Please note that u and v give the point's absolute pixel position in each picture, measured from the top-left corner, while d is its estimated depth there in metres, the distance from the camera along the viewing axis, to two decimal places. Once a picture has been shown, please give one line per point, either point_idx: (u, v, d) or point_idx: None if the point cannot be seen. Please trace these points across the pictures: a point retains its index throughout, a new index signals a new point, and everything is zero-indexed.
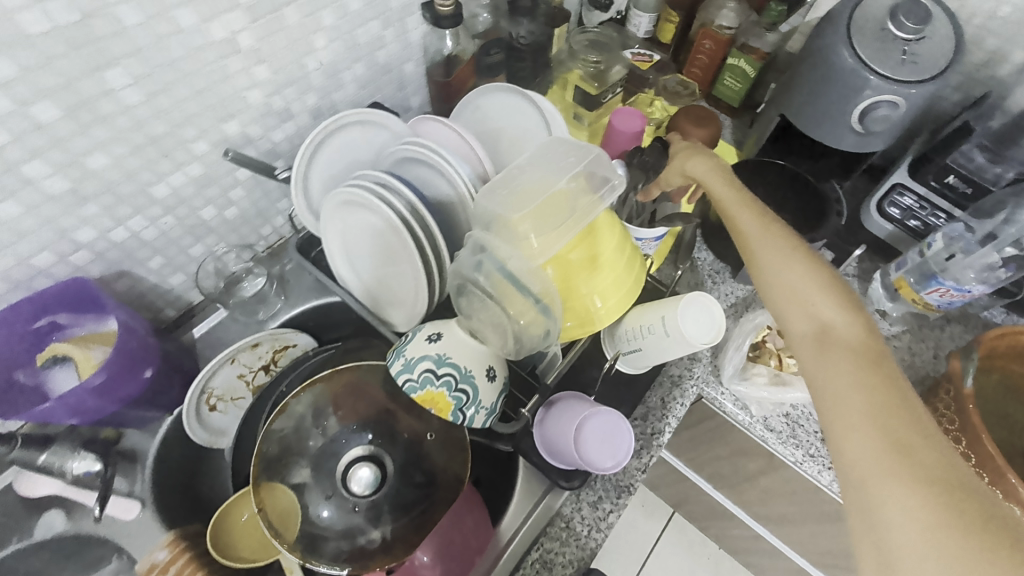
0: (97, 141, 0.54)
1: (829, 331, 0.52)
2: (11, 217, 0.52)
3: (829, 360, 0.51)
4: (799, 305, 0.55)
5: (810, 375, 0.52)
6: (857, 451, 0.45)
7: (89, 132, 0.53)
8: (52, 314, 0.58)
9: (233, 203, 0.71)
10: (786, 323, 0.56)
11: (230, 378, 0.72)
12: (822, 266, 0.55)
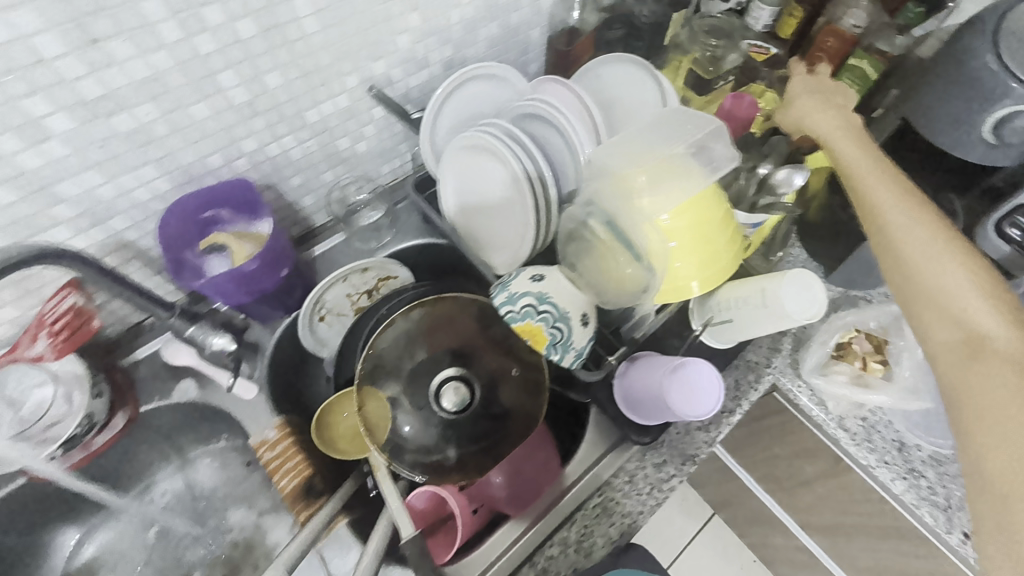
0: (277, 62, 0.61)
1: (983, 340, 0.53)
2: (201, 119, 0.60)
3: (980, 368, 0.52)
4: (949, 309, 0.55)
5: (953, 381, 0.53)
6: (1007, 466, 0.48)
7: (273, 53, 0.60)
8: (218, 209, 0.68)
9: (365, 138, 0.78)
10: (927, 321, 0.56)
11: (340, 295, 0.78)
12: (978, 264, 0.55)
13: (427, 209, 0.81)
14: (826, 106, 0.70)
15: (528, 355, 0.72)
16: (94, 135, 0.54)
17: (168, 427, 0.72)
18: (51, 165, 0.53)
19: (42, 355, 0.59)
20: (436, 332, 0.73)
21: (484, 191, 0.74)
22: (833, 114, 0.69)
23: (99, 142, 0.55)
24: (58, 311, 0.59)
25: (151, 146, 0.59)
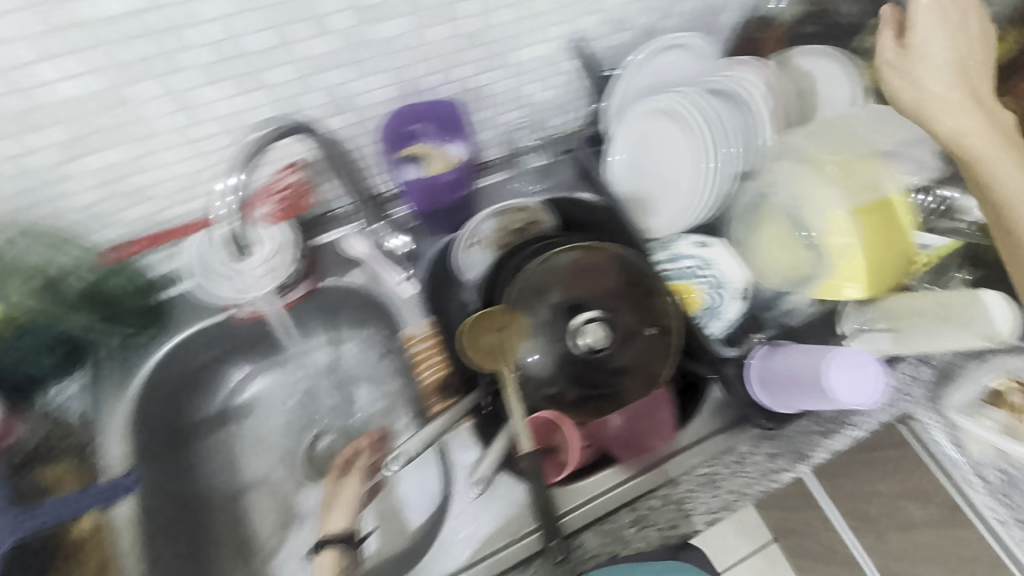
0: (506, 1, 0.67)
1: None
2: (432, 40, 0.66)
3: None
4: None
5: None
6: None
7: None
8: (423, 123, 0.73)
9: (547, 89, 0.83)
10: None
11: (494, 228, 0.80)
12: None
13: (590, 164, 0.85)
14: (943, 64, 0.61)
15: (669, 319, 0.71)
16: (359, 36, 0.61)
17: (331, 307, 0.81)
18: (318, 57, 0.61)
19: (261, 217, 0.68)
20: (580, 276, 0.73)
21: (664, 161, 0.78)
22: (974, 104, 0.59)
23: (360, 44, 0.62)
24: (281, 184, 0.70)
25: (397, 55, 0.66)
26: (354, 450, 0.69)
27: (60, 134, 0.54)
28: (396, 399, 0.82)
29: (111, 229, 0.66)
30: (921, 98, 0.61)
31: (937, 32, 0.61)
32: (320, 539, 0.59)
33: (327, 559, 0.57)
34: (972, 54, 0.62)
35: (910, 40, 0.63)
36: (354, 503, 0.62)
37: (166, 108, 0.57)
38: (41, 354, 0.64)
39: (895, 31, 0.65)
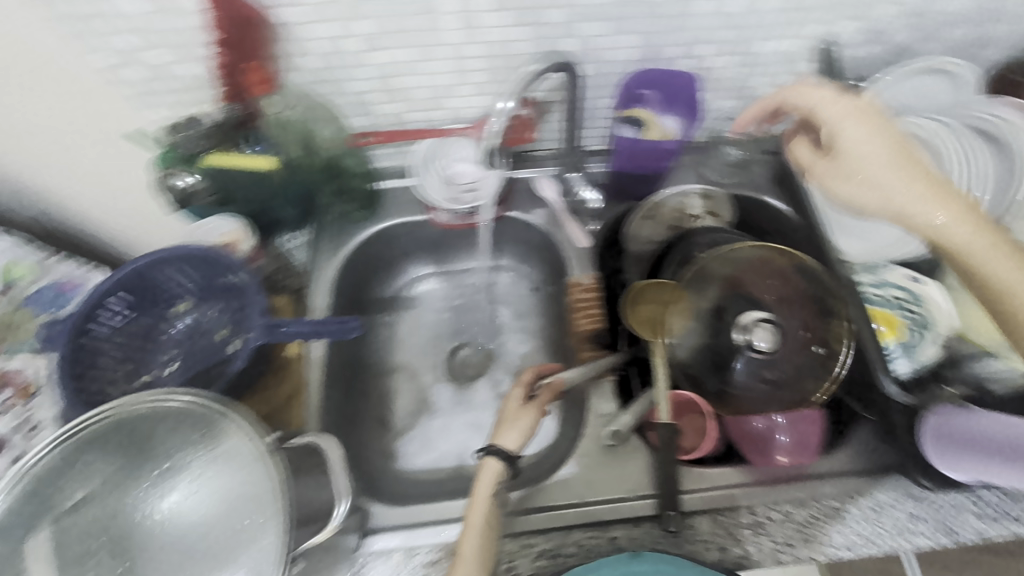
0: None
1: None
2: (693, 13, 0.68)
3: None
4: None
5: None
6: None
7: None
8: (653, 88, 0.76)
9: (775, 86, 0.82)
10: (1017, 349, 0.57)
11: (675, 206, 0.84)
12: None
13: (793, 169, 0.83)
14: (916, 196, 0.60)
15: (836, 342, 0.69)
16: None
17: (504, 237, 0.90)
18: (589, 7, 0.65)
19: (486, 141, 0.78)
20: (752, 274, 0.74)
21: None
22: (871, 176, 0.62)
23: (629, 2, 0.66)
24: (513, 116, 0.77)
25: (655, 21, 0.68)
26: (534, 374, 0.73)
27: (370, 27, 0.63)
28: (534, 336, 0.90)
29: (365, 117, 0.76)
30: (846, 193, 0.64)
31: (873, 129, 0.62)
32: (489, 446, 0.64)
33: (491, 465, 0.63)
34: (875, 154, 0.61)
35: (817, 167, 0.67)
36: (528, 426, 0.66)
37: (455, 23, 0.64)
38: (287, 204, 0.77)
39: (798, 119, 0.68)
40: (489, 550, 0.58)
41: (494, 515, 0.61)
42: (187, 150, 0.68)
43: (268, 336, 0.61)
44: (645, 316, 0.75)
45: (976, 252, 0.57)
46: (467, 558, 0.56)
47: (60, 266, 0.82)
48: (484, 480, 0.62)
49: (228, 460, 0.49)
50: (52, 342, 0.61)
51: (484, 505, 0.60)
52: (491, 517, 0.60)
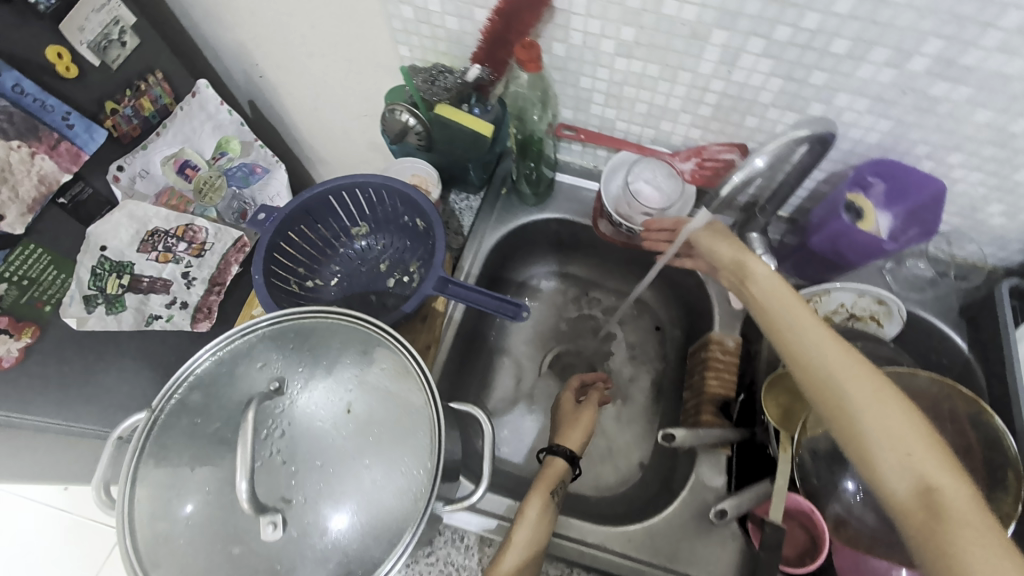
0: None
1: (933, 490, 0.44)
2: (969, 121, 0.61)
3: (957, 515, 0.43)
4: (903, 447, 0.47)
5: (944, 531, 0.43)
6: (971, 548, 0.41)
7: None
8: (888, 181, 0.70)
9: (1016, 219, 0.73)
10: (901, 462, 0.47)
11: (837, 301, 0.81)
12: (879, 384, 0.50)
13: (996, 311, 0.76)
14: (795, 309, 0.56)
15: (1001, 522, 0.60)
16: (914, 83, 0.59)
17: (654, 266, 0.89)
18: (858, 81, 0.60)
19: (682, 173, 0.77)
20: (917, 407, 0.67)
21: None
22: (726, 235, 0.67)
23: (907, 88, 0.60)
24: (717, 157, 0.75)
25: (921, 115, 0.62)
26: (582, 380, 0.82)
27: (629, 35, 0.63)
28: (640, 369, 0.91)
29: (574, 111, 0.77)
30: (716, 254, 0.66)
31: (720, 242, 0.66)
32: (556, 444, 0.69)
33: (558, 463, 0.66)
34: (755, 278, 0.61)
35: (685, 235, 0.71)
36: (589, 427, 0.72)
37: (711, 56, 0.63)
38: (476, 166, 0.79)
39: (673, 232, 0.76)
40: (540, 539, 0.59)
41: (551, 514, 0.62)
42: (424, 94, 0.71)
43: (440, 290, 0.62)
44: (782, 403, 0.68)
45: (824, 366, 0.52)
46: (525, 538, 0.58)
47: (258, 150, 0.92)
48: (549, 473, 0.65)
49: (390, 396, 0.50)
50: (255, 224, 0.66)
51: (548, 494, 0.62)
52: (548, 514, 0.61)
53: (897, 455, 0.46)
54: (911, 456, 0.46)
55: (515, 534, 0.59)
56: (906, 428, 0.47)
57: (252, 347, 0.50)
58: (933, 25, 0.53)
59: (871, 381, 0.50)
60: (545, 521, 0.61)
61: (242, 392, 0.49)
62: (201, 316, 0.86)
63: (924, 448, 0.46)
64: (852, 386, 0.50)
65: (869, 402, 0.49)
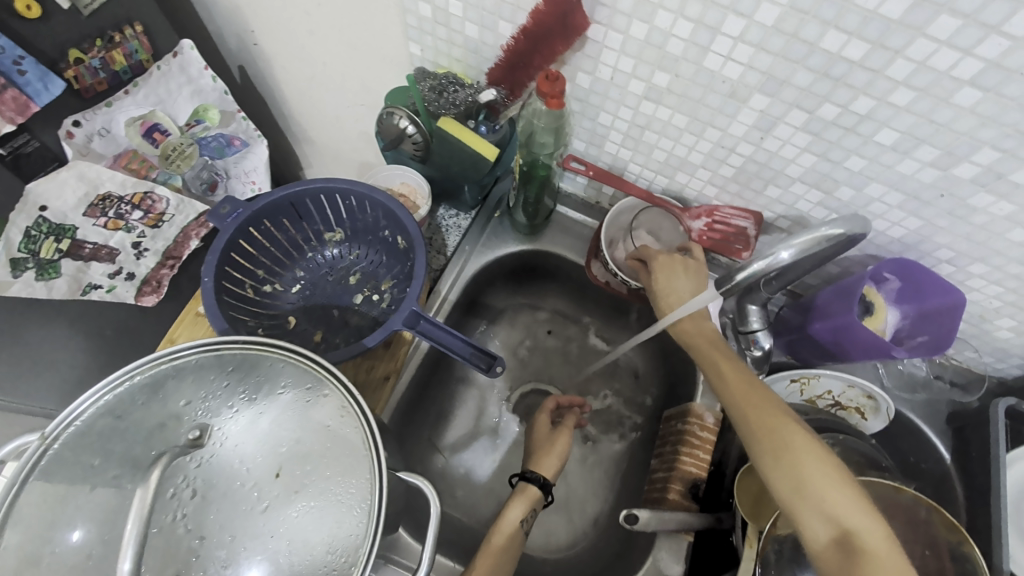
0: None
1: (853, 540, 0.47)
2: (1003, 235, 0.56)
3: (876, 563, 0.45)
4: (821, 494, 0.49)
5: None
6: None
7: None
8: (897, 281, 0.66)
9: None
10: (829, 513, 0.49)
11: (823, 386, 0.76)
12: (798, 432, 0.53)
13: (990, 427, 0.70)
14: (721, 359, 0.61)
15: None
16: (954, 189, 0.54)
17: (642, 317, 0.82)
18: (894, 174, 0.56)
19: (690, 231, 0.72)
20: (894, 522, 0.62)
21: None
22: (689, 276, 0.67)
23: (945, 192, 0.55)
24: (729, 222, 0.70)
25: (953, 220, 0.57)
26: (558, 403, 0.78)
27: (662, 81, 0.57)
28: (609, 422, 0.84)
29: (587, 144, 0.72)
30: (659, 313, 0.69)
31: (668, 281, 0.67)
32: (528, 470, 0.68)
33: (530, 490, 0.66)
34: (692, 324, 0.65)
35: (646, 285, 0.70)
36: (565, 452, 0.70)
37: (746, 119, 0.57)
38: (472, 187, 0.73)
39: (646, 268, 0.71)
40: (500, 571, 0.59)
41: (516, 546, 0.62)
42: (429, 104, 0.64)
43: (409, 325, 0.56)
44: (748, 490, 0.63)
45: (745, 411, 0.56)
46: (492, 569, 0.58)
47: (240, 121, 0.84)
48: (519, 500, 0.65)
49: (329, 449, 0.43)
50: (216, 216, 0.58)
51: (516, 525, 0.62)
52: (515, 539, 0.62)
53: (804, 491, 0.50)
54: (818, 493, 0.49)
55: (482, 563, 0.58)
56: (814, 464, 0.51)
57: (179, 379, 0.43)
58: (990, 136, 0.48)
59: (784, 421, 0.54)
60: (510, 550, 0.61)
61: (156, 433, 0.41)
62: (148, 290, 0.76)
63: (830, 484, 0.49)
64: (765, 430, 0.54)
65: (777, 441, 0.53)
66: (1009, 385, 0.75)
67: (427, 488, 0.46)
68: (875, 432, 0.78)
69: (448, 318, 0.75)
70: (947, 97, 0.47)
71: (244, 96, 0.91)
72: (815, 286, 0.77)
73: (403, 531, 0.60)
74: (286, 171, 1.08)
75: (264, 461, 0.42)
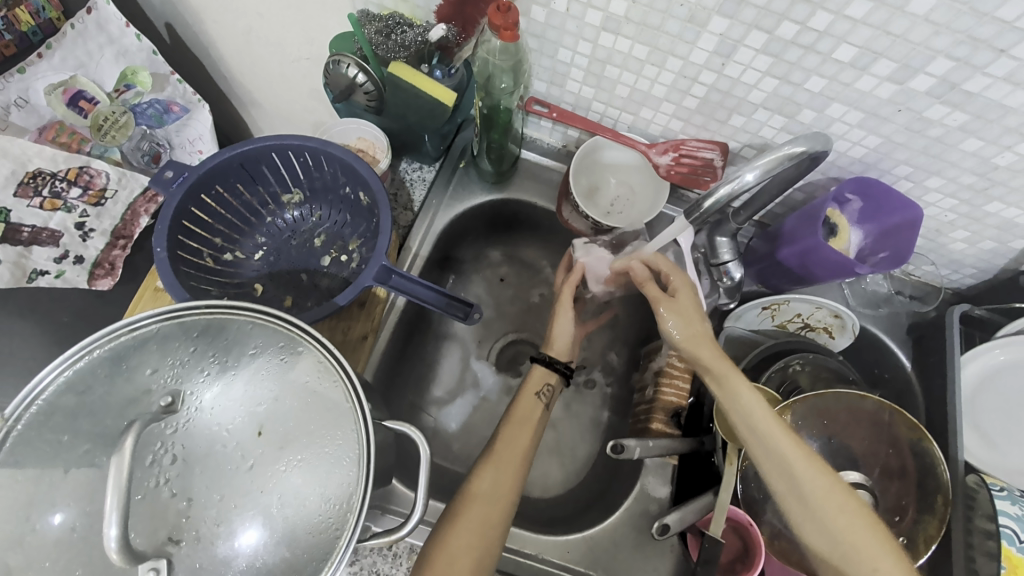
0: None
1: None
2: (956, 146, 0.58)
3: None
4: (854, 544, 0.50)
5: None
6: None
7: None
8: (859, 200, 0.67)
9: (977, 251, 0.71)
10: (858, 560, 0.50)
11: (793, 310, 0.79)
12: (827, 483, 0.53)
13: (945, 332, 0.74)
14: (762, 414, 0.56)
15: (924, 543, 0.62)
16: (912, 103, 0.55)
17: None
18: (853, 92, 0.56)
19: (658, 167, 0.71)
20: (858, 427, 0.67)
21: None
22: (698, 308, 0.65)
23: (903, 107, 0.55)
24: (697, 154, 0.69)
25: (911, 135, 0.58)
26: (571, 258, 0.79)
27: (620, 9, 0.55)
28: (593, 363, 0.85)
29: (548, 85, 0.70)
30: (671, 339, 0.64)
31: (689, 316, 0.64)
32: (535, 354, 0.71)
33: (537, 370, 0.69)
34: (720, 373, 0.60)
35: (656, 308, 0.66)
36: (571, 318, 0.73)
37: (707, 45, 0.56)
38: (433, 137, 0.69)
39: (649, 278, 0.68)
40: (526, 438, 0.63)
41: (539, 414, 0.66)
42: (376, 48, 0.60)
43: (381, 281, 0.55)
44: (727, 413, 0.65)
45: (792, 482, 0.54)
46: (516, 433, 0.63)
47: (175, 85, 0.79)
48: (534, 378, 0.69)
49: (309, 406, 0.42)
50: (160, 184, 0.55)
51: (534, 398, 0.67)
52: (528, 419, 0.65)
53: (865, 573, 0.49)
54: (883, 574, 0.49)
55: (508, 433, 0.63)
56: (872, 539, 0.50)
57: (141, 349, 0.41)
58: (945, 45, 0.48)
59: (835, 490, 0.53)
60: (533, 416, 0.65)
61: (124, 408, 0.40)
62: (101, 273, 0.72)
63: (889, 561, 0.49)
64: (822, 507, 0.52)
65: (831, 512, 0.52)
66: (964, 294, 0.78)
67: (414, 434, 0.46)
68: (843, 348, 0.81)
69: (422, 273, 0.74)
70: (902, 5, 0.46)
71: (177, 58, 0.84)
72: (782, 214, 0.78)
73: (396, 482, 0.61)
74: (236, 138, 1.02)
75: (243, 423, 0.41)
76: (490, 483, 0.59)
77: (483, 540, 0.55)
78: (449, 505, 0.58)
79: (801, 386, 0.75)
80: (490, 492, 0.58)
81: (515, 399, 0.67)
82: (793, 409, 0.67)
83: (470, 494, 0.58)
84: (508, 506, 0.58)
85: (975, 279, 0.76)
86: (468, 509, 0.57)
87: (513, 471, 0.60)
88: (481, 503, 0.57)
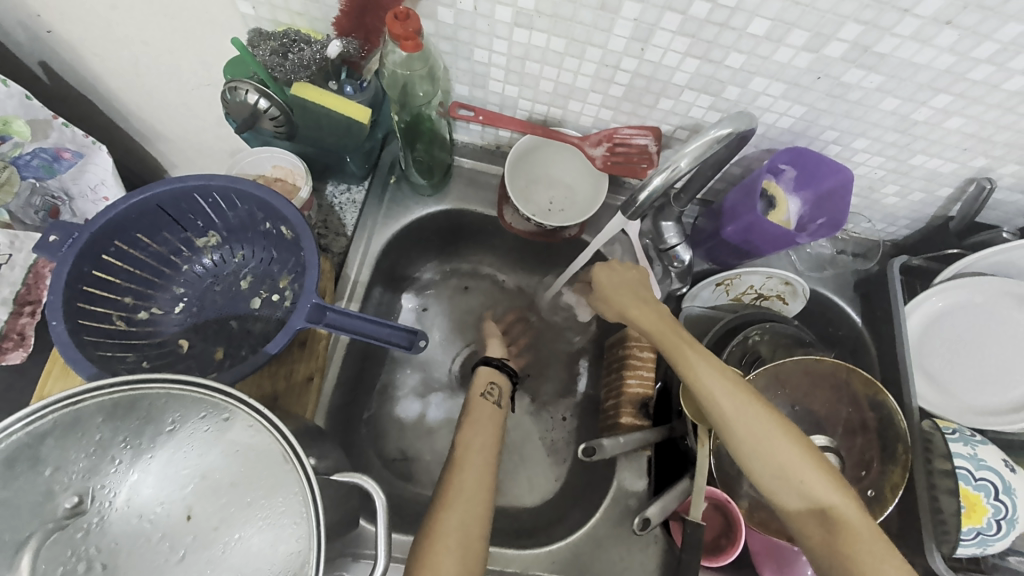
0: (980, 114, 0.56)
1: (829, 514, 0.51)
2: (876, 105, 0.58)
3: (849, 532, 0.50)
4: (801, 484, 0.52)
5: (851, 544, 0.50)
6: (870, 549, 0.49)
7: (990, 107, 0.55)
8: (790, 169, 0.68)
9: (910, 203, 0.72)
10: (809, 494, 0.52)
11: (746, 282, 0.78)
12: (783, 430, 0.54)
13: (888, 285, 0.75)
14: (723, 386, 0.56)
15: (890, 491, 0.63)
16: (829, 69, 0.54)
17: (566, 254, 0.81)
18: (772, 64, 0.55)
19: (593, 159, 0.69)
20: (818, 389, 0.68)
21: (992, 344, 0.71)
22: (643, 288, 0.67)
23: (822, 74, 0.55)
24: (630, 142, 0.67)
25: (832, 100, 0.58)
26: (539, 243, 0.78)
27: (529, 3, 0.53)
28: (559, 365, 0.83)
29: (470, 87, 0.66)
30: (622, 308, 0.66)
31: (635, 292, 0.66)
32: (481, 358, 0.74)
33: (484, 371, 0.72)
34: (676, 346, 0.59)
35: (609, 286, 0.67)
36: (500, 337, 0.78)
37: (623, 31, 0.54)
38: (355, 156, 0.65)
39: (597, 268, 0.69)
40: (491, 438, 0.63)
41: (491, 407, 0.67)
42: (274, 70, 0.57)
43: (315, 320, 0.50)
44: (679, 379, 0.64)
45: (760, 444, 0.53)
46: (479, 433, 0.63)
47: (60, 129, 0.71)
48: (478, 380, 0.71)
49: (240, 478, 0.38)
50: (45, 249, 0.49)
51: (482, 396, 0.68)
52: (487, 411, 0.66)
53: (827, 514, 0.51)
54: (855, 529, 0.50)
55: (470, 432, 0.63)
56: (837, 497, 0.51)
57: (40, 445, 0.36)
58: (852, 10, 0.48)
59: (806, 468, 0.52)
60: (488, 410, 0.67)
61: (25, 515, 0.35)
62: (10, 346, 0.69)
63: (862, 521, 0.50)
64: (785, 465, 0.53)
65: (789, 460, 0.53)
66: (901, 245, 0.80)
67: (368, 484, 0.42)
68: (797, 312, 0.82)
69: (365, 300, 0.70)
70: None
71: (63, 99, 0.76)
72: (722, 189, 0.78)
73: (365, 522, 0.57)
74: (147, 176, 0.94)
75: (169, 507, 0.37)
76: (463, 483, 0.57)
77: (464, 551, 0.51)
78: (428, 507, 0.55)
79: (763, 355, 0.75)
80: (466, 493, 0.56)
81: (467, 405, 0.68)
82: (755, 382, 0.67)
83: (445, 501, 0.55)
84: (488, 506, 0.56)
85: (910, 229, 0.78)
86: (447, 508, 0.54)
87: (486, 475, 0.58)
88: (457, 507, 0.54)
